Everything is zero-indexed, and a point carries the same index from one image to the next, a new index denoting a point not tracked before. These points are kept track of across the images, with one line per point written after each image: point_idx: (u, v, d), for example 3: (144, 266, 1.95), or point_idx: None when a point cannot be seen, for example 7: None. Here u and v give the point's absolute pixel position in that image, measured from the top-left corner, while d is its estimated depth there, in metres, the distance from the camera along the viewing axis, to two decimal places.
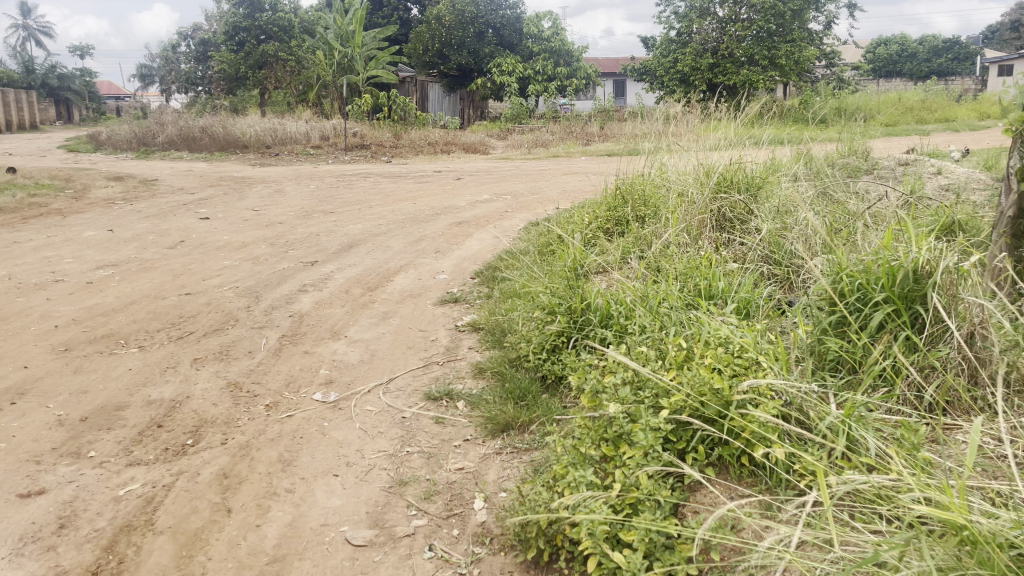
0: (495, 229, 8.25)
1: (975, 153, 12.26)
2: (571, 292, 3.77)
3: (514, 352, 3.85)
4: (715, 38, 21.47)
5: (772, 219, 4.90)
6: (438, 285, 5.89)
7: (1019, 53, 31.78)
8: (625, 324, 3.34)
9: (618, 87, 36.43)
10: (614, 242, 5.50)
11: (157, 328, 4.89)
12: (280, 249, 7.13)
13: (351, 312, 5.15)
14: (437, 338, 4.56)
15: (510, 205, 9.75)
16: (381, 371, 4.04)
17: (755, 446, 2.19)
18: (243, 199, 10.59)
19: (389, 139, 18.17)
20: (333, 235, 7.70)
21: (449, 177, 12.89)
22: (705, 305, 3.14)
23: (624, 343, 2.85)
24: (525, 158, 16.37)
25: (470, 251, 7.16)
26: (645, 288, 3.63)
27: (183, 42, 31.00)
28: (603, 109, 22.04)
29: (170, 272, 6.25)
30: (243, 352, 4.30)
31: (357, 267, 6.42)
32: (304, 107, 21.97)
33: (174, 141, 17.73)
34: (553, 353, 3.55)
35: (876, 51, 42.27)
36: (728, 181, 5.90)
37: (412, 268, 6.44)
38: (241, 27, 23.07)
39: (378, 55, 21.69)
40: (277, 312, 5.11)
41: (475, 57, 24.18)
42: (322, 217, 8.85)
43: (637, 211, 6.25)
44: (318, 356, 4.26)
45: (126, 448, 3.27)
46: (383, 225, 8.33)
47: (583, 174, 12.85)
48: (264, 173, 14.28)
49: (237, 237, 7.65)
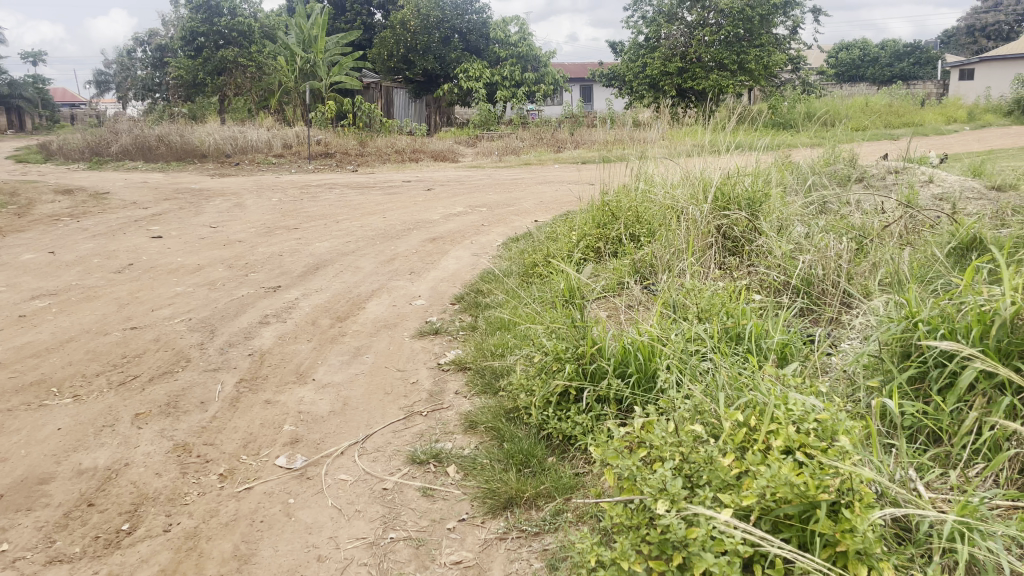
0: (471, 246, 7.73)
1: (955, 157, 12.00)
2: (576, 332, 3.26)
3: (511, 403, 3.34)
4: (685, 43, 21.15)
5: (786, 243, 4.48)
6: (415, 313, 5.36)
7: (980, 58, 32.06)
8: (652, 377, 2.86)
9: (586, 92, 36.07)
10: (610, 264, 5.02)
11: (95, 372, 4.29)
12: (239, 272, 6.53)
13: (319, 349, 4.59)
14: (417, 379, 4.03)
15: (485, 219, 9.23)
16: (356, 425, 3.49)
17: (853, 566, 1.71)
18: (199, 214, 9.94)
19: (354, 147, 17.54)
20: (297, 255, 7.12)
21: (418, 188, 12.34)
22: (746, 357, 2.67)
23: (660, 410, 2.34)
24: (496, 166, 15.86)
25: (447, 272, 6.63)
26: (664, 328, 3.13)
27: (139, 48, 29.99)
28: (572, 115, 21.64)
29: (115, 301, 5.65)
30: (194, 404, 3.72)
31: (325, 293, 5.85)
32: (266, 114, 21.26)
33: (129, 151, 16.94)
34: (559, 406, 3.04)
35: (838, 56, 42.56)
36: (727, 195, 5.46)
37: (385, 293, 5.89)
38: (199, 32, 22.29)
39: (342, 60, 21.08)
40: (235, 350, 4.53)
41: (441, 62, 23.67)
42: (285, 234, 8.26)
43: (629, 227, 5.77)
44: (282, 407, 3.70)
45: (46, 536, 2.69)
46: (352, 242, 7.77)
47: (559, 183, 12.39)
48: (224, 184, 13.60)
49: (192, 258, 7.04)
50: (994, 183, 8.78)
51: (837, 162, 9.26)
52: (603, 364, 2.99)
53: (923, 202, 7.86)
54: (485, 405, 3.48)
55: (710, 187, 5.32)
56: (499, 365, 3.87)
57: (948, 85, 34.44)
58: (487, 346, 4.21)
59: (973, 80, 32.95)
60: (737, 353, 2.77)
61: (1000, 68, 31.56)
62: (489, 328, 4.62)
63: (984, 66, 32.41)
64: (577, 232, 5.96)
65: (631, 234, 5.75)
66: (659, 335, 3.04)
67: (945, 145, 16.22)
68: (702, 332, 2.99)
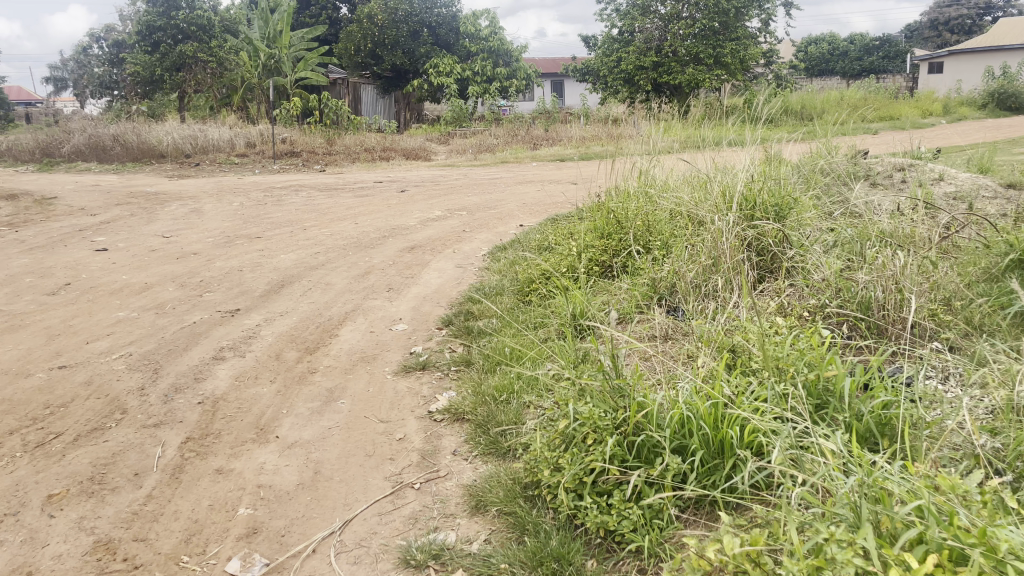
0: (453, 256, 7.02)
1: (951, 151, 11.49)
2: (612, 390, 2.56)
3: (526, 477, 2.64)
4: (659, 36, 20.51)
5: (834, 264, 3.90)
6: (399, 341, 4.63)
7: (949, 51, 31.88)
8: (731, 457, 2.25)
9: (557, 87, 35.43)
10: (624, 288, 4.36)
11: (8, 429, 3.50)
12: (193, 292, 5.75)
13: (285, 392, 3.84)
14: (404, 436, 3.30)
15: (466, 224, 8.52)
16: (331, 505, 2.76)
17: None
18: (153, 222, 9.10)
19: (321, 145, 16.73)
20: (259, 270, 6.34)
21: (390, 189, 11.59)
22: (864, 446, 2.10)
23: (780, 537, 1.77)
24: (471, 165, 15.13)
25: (430, 288, 5.91)
26: (730, 384, 2.49)
27: (95, 44, 28.77)
28: (546, 111, 20.93)
29: (44, 332, 4.84)
30: (125, 478, 2.96)
31: (291, 317, 5.10)
32: (229, 112, 20.30)
33: (82, 151, 15.92)
34: (593, 490, 2.34)
35: (808, 50, 42.28)
36: (753, 200, 4.80)
37: (360, 316, 5.16)
38: (156, 26, 21.31)
39: (306, 56, 20.24)
40: (182, 396, 3.76)
41: (410, 57, 22.86)
42: (247, 244, 7.47)
43: (640, 239, 5.06)
44: (237, 479, 2.95)
45: None
46: (320, 254, 7.00)
47: (540, 184, 11.70)
48: (182, 187, 12.73)
49: (139, 275, 6.24)
50: (1006, 180, 8.25)
51: (838, 156, 8.61)
52: (653, 432, 2.31)
53: (938, 202, 7.30)
54: (492, 474, 2.79)
55: (738, 194, 4.64)
56: (505, 419, 3.20)
57: (919, 78, 34.26)
58: (488, 390, 3.53)
59: (943, 73, 32.76)
60: (842, 433, 2.18)
61: (971, 61, 31.40)
62: (490, 363, 3.94)
63: (953, 59, 32.25)
64: (578, 243, 5.25)
65: (642, 247, 5.05)
66: (729, 395, 2.42)
67: (932, 138, 15.75)
68: (784, 393, 2.37)
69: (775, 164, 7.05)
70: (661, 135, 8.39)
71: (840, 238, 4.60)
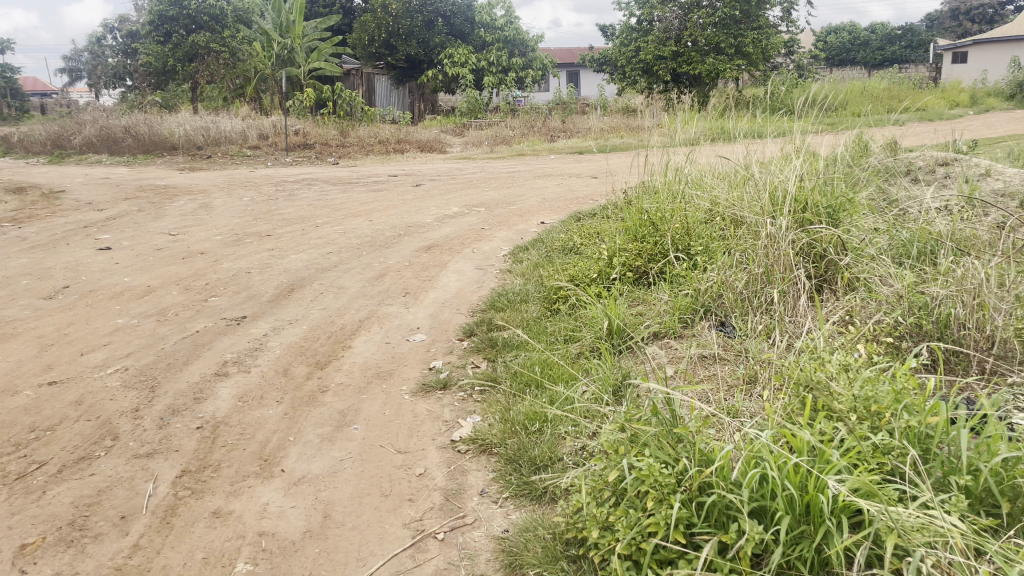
0: (472, 257, 6.65)
1: (989, 143, 10.97)
2: (670, 438, 2.17)
3: (569, 538, 2.27)
4: (679, 26, 19.98)
5: (902, 276, 3.50)
6: (417, 355, 4.26)
7: (973, 40, 31.07)
8: (824, 528, 1.86)
9: (573, 77, 34.92)
10: (664, 299, 3.99)
11: None
12: (197, 297, 5.40)
13: (292, 415, 3.48)
14: (424, 471, 2.94)
15: (485, 221, 8.15)
16: (342, 561, 2.41)
17: None
18: (160, 218, 8.79)
19: (335, 137, 16.38)
20: (268, 272, 6.00)
21: (405, 183, 11.24)
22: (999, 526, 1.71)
23: None
24: (487, 157, 14.75)
25: (448, 293, 5.55)
26: (812, 428, 2.09)
27: (109, 35, 28.45)
28: (562, 102, 20.48)
29: (37, 341, 4.52)
30: (110, 523, 2.62)
31: (300, 325, 4.74)
32: (242, 103, 19.98)
33: (93, 144, 15.61)
34: (654, 561, 1.96)
35: (828, 40, 41.53)
36: (802, 204, 4.40)
37: (375, 325, 4.79)
38: (167, 16, 20.98)
39: (321, 46, 19.90)
40: (178, 421, 3.41)
41: (425, 47, 22.46)
42: (256, 243, 7.13)
43: (678, 242, 4.67)
44: (234, 525, 2.60)
45: None
46: (333, 254, 6.65)
47: (561, 178, 11.31)
48: (193, 180, 12.42)
49: (142, 277, 5.91)
50: None
51: (876, 151, 8.15)
52: (726, 493, 1.92)
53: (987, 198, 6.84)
54: (527, 523, 2.43)
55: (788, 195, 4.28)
56: (541, 454, 2.85)
57: (942, 67, 33.44)
58: (519, 416, 3.17)
59: (967, 63, 31.92)
60: (967, 506, 1.80)
61: (996, 50, 30.58)
62: (519, 383, 3.57)
63: (977, 48, 31.41)
64: (609, 246, 4.87)
65: (681, 252, 4.67)
66: (811, 444, 2.03)
67: (963, 129, 15.17)
68: (880, 444, 1.98)
69: (814, 158, 6.62)
70: (689, 126, 7.98)
71: (897, 241, 4.18)
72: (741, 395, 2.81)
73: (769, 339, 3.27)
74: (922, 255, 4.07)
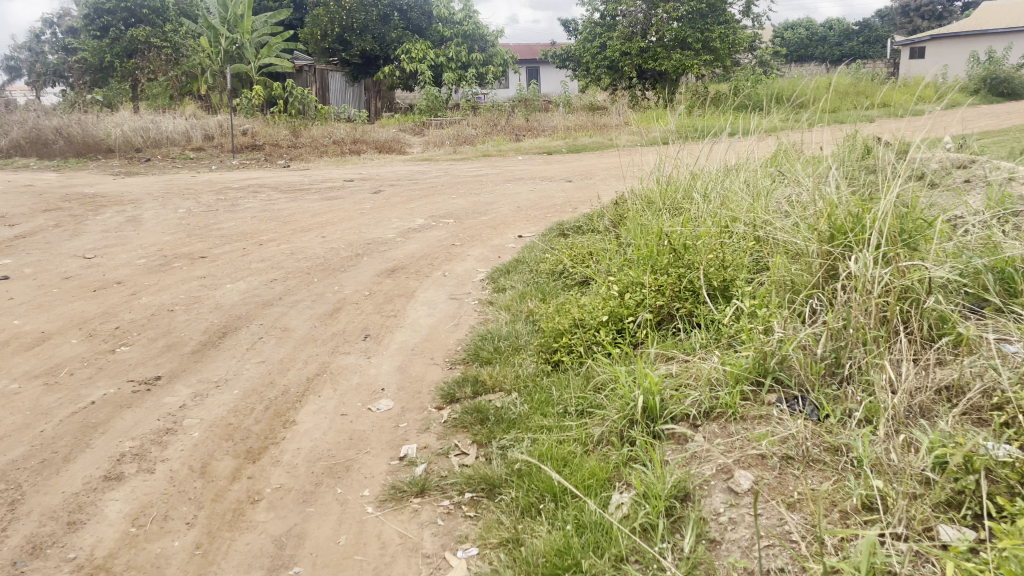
0: (444, 283, 5.64)
1: (983, 137, 10.25)
2: None
3: None
4: (645, 20, 19.03)
5: None
6: (384, 435, 3.23)
7: (931, 36, 30.69)
8: None
9: (534, 74, 33.95)
10: (711, 362, 3.01)
11: None
12: (102, 347, 4.30)
13: (207, 550, 2.45)
14: None
15: (456, 236, 7.15)
16: None
17: None
18: (80, 235, 7.59)
19: (286, 137, 15.20)
20: (196, 310, 4.91)
21: (363, 189, 10.17)
22: None
23: None
24: (450, 159, 13.72)
25: (419, 334, 4.53)
26: None
27: (45, 31, 26.49)
28: (524, 99, 19.47)
29: None
30: None
31: (229, 390, 3.68)
32: (189, 100, 18.53)
33: (20, 146, 13.99)
34: None
35: (786, 35, 41.11)
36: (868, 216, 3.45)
37: (327, 386, 3.75)
38: (104, 9, 19.71)
39: (271, 41, 18.68)
40: (37, 569, 2.36)
41: (381, 42, 21.30)
42: (189, 268, 6.00)
43: (712, 278, 3.70)
44: None
45: None
46: (277, 282, 5.58)
47: (533, 182, 10.34)
48: (126, 188, 11.16)
49: (37, 319, 4.78)
50: None
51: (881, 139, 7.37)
52: None
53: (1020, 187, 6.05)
54: None
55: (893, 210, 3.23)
56: None
57: (900, 63, 33.10)
58: (537, 558, 2.23)
59: (925, 58, 31.49)
60: None
61: (956, 46, 30.15)
62: (527, 492, 2.59)
63: (936, 44, 31.02)
64: (620, 282, 3.92)
65: (715, 292, 3.70)
66: None
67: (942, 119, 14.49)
68: None
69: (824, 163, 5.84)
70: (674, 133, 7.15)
71: (973, 269, 3.24)
72: (881, 558, 1.91)
73: (882, 443, 2.37)
74: (1008, 289, 3.18)
